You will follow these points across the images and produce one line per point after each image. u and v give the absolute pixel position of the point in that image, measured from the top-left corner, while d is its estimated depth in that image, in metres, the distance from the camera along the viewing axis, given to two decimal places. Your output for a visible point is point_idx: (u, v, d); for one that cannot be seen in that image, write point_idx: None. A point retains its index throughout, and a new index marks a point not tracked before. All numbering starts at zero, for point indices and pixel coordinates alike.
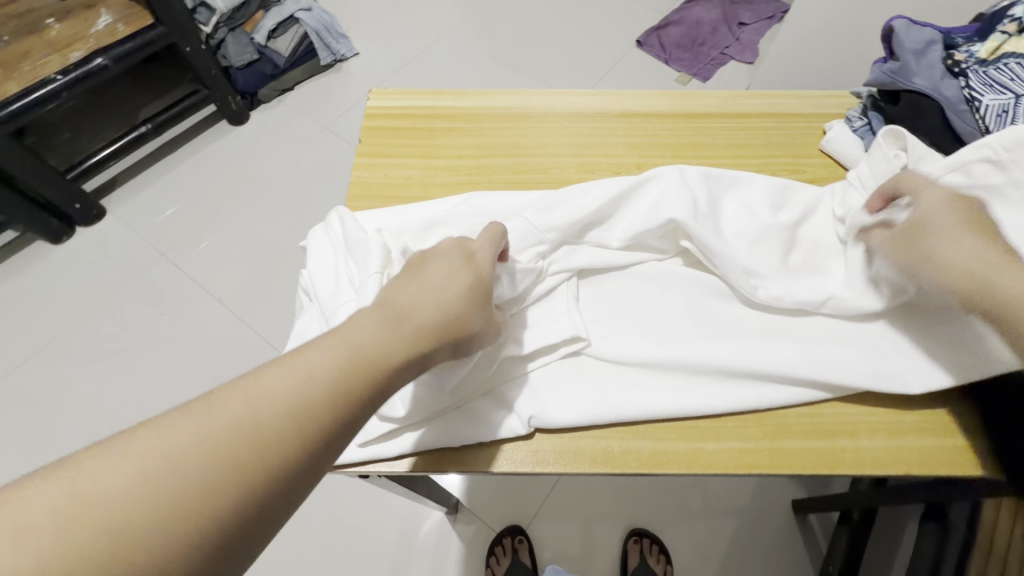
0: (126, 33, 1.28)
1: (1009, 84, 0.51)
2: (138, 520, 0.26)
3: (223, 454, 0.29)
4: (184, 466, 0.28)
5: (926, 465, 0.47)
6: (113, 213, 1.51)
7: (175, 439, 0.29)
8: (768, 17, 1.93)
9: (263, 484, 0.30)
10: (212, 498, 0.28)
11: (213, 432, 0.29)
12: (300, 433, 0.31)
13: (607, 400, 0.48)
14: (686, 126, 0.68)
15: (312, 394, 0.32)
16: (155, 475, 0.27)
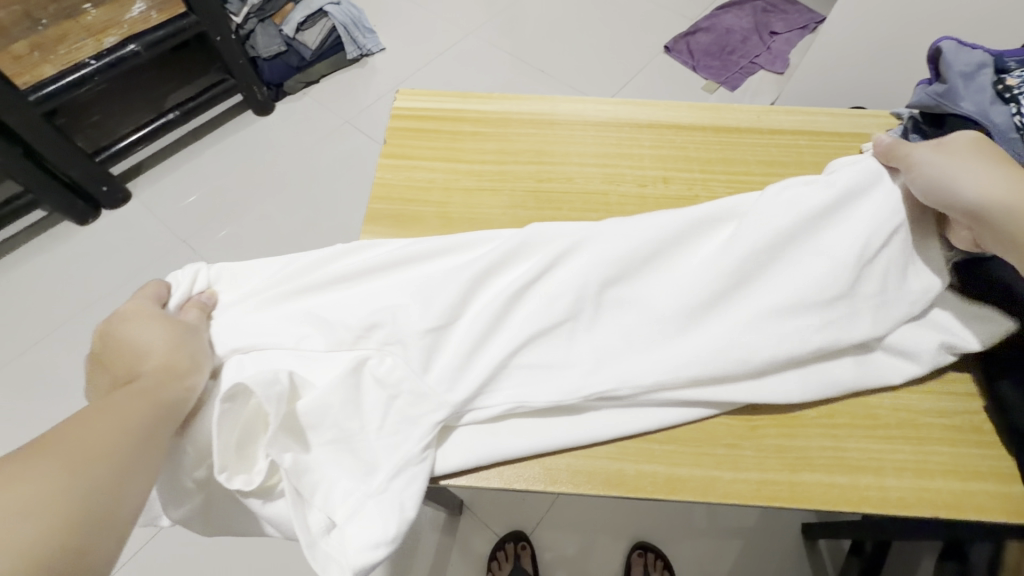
0: (159, 21, 1.29)
1: None
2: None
3: (57, 470, 0.33)
4: (20, 506, 0.31)
5: (955, 509, 0.44)
6: (137, 197, 1.53)
7: (9, 487, 0.31)
8: (800, 27, 1.89)
9: (95, 497, 0.33)
10: (40, 514, 0.31)
11: (45, 466, 0.33)
12: (121, 434, 0.37)
13: (607, 419, 0.48)
14: (715, 140, 0.66)
15: (125, 428, 0.38)
16: (2, 495, 0.31)
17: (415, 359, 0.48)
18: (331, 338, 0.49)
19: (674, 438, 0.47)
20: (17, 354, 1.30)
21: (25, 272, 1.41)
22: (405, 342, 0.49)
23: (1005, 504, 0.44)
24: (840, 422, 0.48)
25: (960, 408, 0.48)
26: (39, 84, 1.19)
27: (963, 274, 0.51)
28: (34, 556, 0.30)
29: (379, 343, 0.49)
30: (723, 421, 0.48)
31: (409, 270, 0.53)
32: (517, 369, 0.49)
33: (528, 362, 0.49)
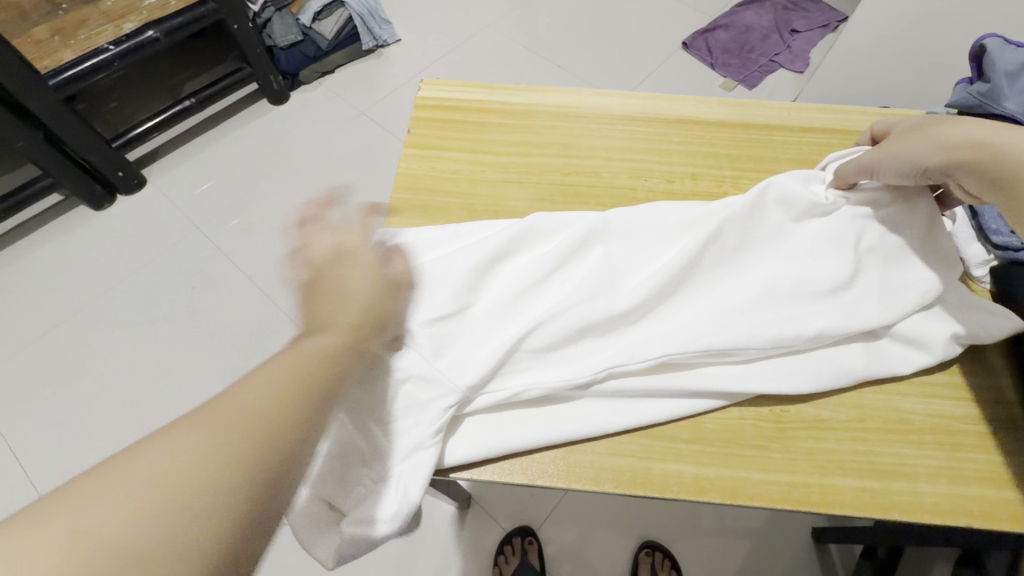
0: (178, 7, 1.29)
1: None
2: (158, 516, 0.25)
3: (210, 437, 0.28)
4: (192, 485, 0.26)
5: (989, 518, 0.43)
6: (152, 183, 1.53)
7: (179, 455, 0.27)
8: (821, 25, 1.86)
9: (262, 481, 0.28)
10: (204, 501, 0.26)
11: (216, 436, 0.28)
12: (289, 405, 0.31)
13: (625, 410, 0.47)
14: (745, 137, 0.65)
15: (288, 391, 0.31)
16: (159, 465, 0.27)
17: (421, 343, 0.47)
18: None
19: (702, 438, 0.47)
20: (34, 337, 1.31)
21: (42, 255, 1.42)
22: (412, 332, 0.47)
23: None
24: (871, 426, 0.47)
25: (994, 416, 0.48)
26: (58, 68, 1.18)
27: (999, 276, 0.51)
28: (194, 552, 0.25)
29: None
30: (750, 421, 0.47)
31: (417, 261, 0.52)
32: (528, 353, 0.47)
33: (546, 346, 0.47)
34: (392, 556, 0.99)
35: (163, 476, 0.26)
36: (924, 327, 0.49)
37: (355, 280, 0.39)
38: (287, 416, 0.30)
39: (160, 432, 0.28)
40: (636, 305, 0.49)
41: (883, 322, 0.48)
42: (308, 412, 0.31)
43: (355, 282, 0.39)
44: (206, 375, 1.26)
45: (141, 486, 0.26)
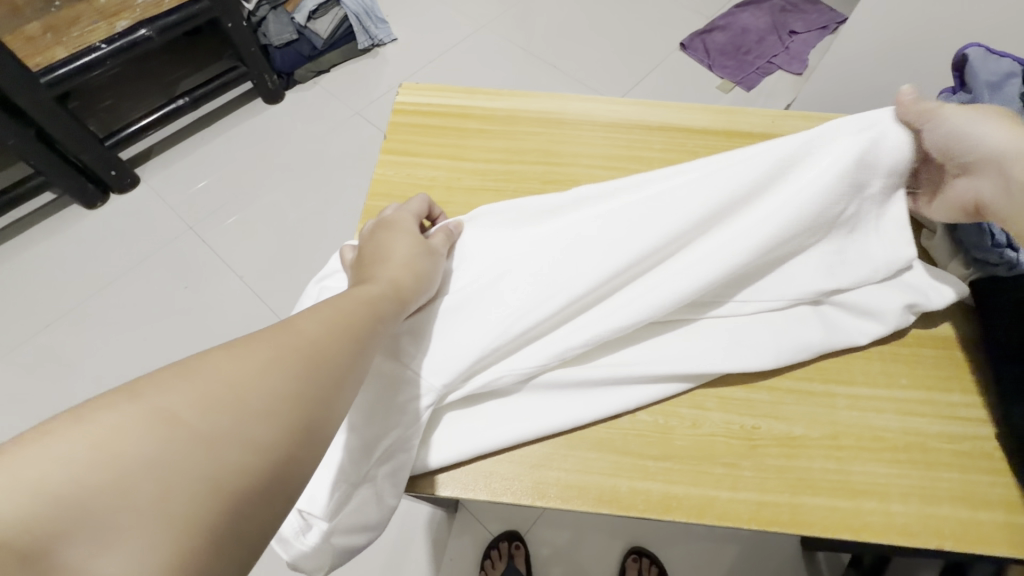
0: (171, 6, 1.28)
1: None
2: (226, 410, 0.27)
3: (267, 359, 0.31)
4: (255, 390, 0.29)
5: (961, 540, 0.43)
6: (146, 182, 1.53)
7: (239, 366, 0.29)
8: (820, 27, 1.85)
9: (316, 396, 0.31)
10: (265, 406, 0.29)
11: (276, 354, 0.31)
12: (341, 339, 0.35)
13: (587, 402, 0.47)
14: (728, 145, 0.64)
15: (337, 327, 0.36)
16: (226, 372, 0.29)
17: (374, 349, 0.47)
18: None
19: (671, 455, 0.46)
20: (25, 336, 1.30)
21: (34, 254, 1.41)
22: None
23: (1013, 537, 0.43)
24: (845, 444, 0.46)
25: (971, 434, 0.47)
26: (49, 67, 1.17)
27: (982, 289, 0.50)
28: (257, 449, 0.28)
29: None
30: (721, 438, 0.47)
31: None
32: (501, 351, 0.47)
33: (511, 347, 0.47)
34: (378, 560, 0.98)
35: (189, 398, 0.27)
36: (881, 304, 0.49)
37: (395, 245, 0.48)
38: (309, 360, 0.32)
39: (225, 346, 0.31)
40: (592, 287, 0.47)
41: (826, 290, 0.49)
42: (323, 356, 0.33)
43: (394, 247, 0.48)
44: None
45: (164, 408, 0.26)
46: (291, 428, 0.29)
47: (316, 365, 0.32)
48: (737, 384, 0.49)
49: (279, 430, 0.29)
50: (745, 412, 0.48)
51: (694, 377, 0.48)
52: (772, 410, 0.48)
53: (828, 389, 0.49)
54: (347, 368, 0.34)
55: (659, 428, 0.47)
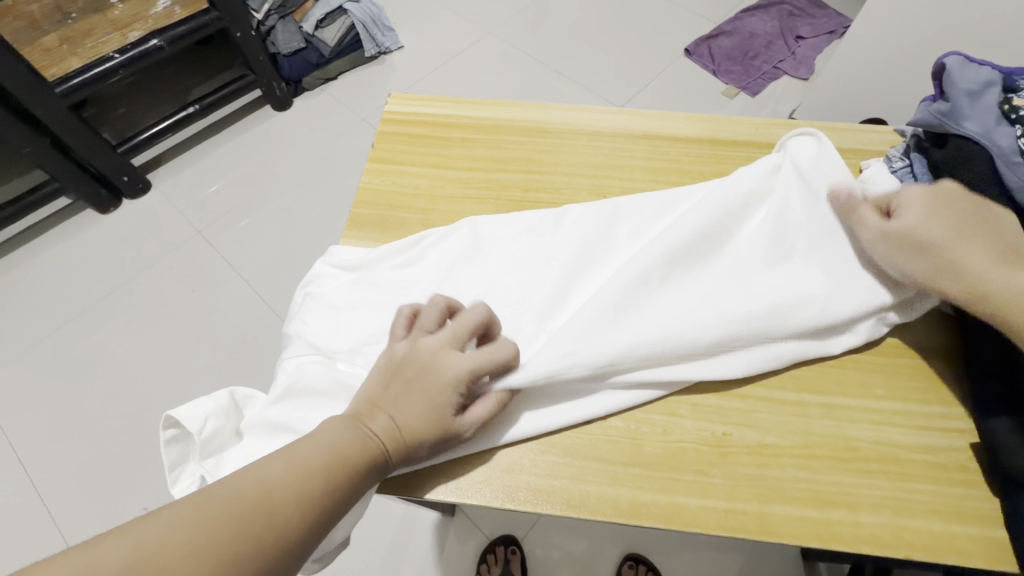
0: (182, 17, 1.32)
1: None
2: (189, 556, 0.32)
3: (239, 501, 0.34)
4: (218, 531, 0.33)
5: (933, 552, 0.42)
6: (157, 188, 1.57)
7: (210, 508, 0.33)
8: (828, 32, 1.84)
9: (282, 534, 0.35)
10: (225, 548, 0.32)
11: (247, 496, 0.35)
12: (318, 474, 0.37)
13: (568, 406, 0.48)
14: (711, 153, 0.64)
15: (318, 461, 0.38)
16: (195, 517, 0.33)
17: (361, 362, 0.49)
18: (290, 349, 0.51)
19: (641, 461, 0.46)
20: (39, 337, 1.34)
21: (50, 257, 1.46)
22: (353, 355, 0.50)
23: (986, 550, 0.42)
24: (816, 453, 0.46)
25: (946, 445, 0.46)
26: (65, 76, 1.22)
27: None
28: None
29: (335, 352, 0.50)
30: (692, 445, 0.47)
31: (369, 280, 0.55)
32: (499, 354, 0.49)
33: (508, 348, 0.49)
34: (376, 561, 1.00)
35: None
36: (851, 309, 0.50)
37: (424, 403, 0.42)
38: (279, 501, 0.35)
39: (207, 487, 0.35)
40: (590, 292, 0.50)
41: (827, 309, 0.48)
42: (276, 519, 0.35)
43: (420, 403, 0.42)
44: (201, 377, 1.28)
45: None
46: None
47: (265, 532, 0.34)
48: (710, 392, 0.49)
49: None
50: (717, 420, 0.48)
51: (673, 385, 0.49)
52: (744, 418, 0.48)
53: (802, 398, 0.49)
54: (301, 535, 0.36)
55: (631, 434, 0.47)
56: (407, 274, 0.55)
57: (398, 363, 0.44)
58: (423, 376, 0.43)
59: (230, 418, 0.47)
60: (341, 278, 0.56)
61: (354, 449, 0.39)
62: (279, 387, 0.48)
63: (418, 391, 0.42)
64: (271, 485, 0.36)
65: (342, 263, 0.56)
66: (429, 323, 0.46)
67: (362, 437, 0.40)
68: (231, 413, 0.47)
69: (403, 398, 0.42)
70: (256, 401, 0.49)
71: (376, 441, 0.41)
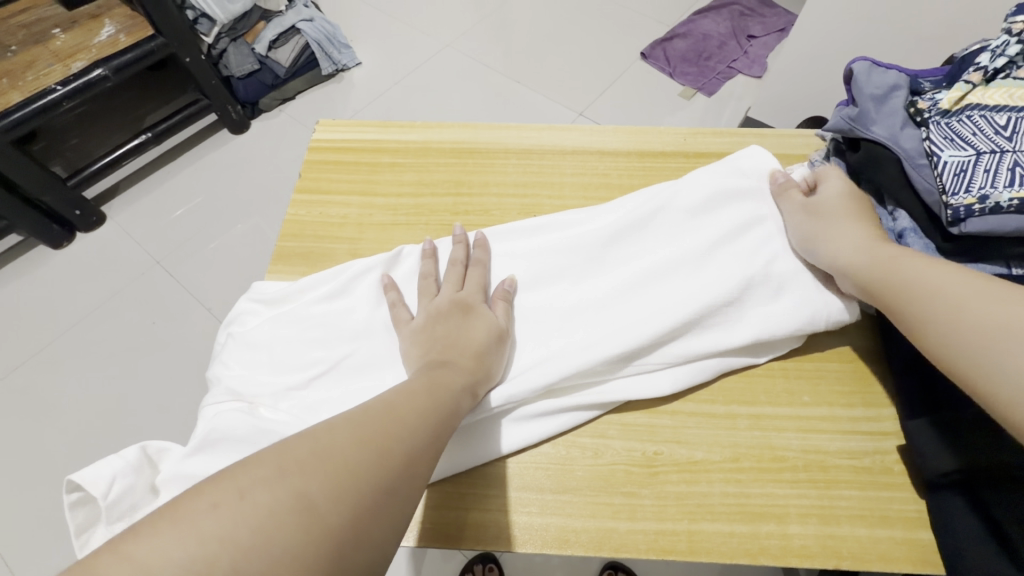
0: (127, 44, 1.29)
1: (971, 140, 0.46)
2: (339, 459, 0.31)
3: (364, 423, 0.34)
4: (358, 441, 0.33)
5: (859, 559, 0.42)
6: (112, 219, 1.52)
7: (343, 427, 0.33)
8: (779, 30, 1.87)
9: (415, 445, 0.35)
10: (366, 451, 0.33)
11: (374, 416, 0.35)
12: (425, 400, 0.39)
13: (518, 429, 0.47)
14: (639, 166, 0.64)
15: (423, 391, 0.39)
16: (332, 432, 0.33)
17: (283, 406, 0.48)
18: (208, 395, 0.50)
19: (570, 487, 0.46)
20: None
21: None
22: (276, 399, 0.48)
23: (909, 552, 0.42)
24: (745, 466, 0.46)
25: (871, 449, 0.47)
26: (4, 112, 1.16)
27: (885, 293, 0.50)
28: (362, 481, 0.31)
29: (255, 398, 0.48)
30: (622, 466, 0.46)
31: (290, 317, 0.53)
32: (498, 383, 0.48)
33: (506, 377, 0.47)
34: None
35: (307, 482, 0.30)
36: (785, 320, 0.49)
37: (464, 327, 0.47)
38: (395, 418, 0.36)
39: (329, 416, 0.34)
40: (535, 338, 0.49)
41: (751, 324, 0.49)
42: (407, 431, 0.36)
43: (456, 333, 0.47)
44: (163, 412, 1.23)
45: (286, 486, 0.29)
46: (376, 497, 0.31)
47: (401, 439, 0.35)
48: (640, 410, 0.49)
49: (367, 495, 0.31)
50: (646, 438, 0.48)
51: (604, 405, 0.49)
52: (673, 435, 0.48)
53: (731, 411, 0.49)
54: (426, 449, 0.36)
55: (560, 460, 0.47)
56: (335, 306, 0.54)
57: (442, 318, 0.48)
58: (465, 319, 0.48)
59: (143, 473, 0.45)
60: (261, 318, 0.54)
61: (447, 376, 0.42)
62: (196, 437, 0.46)
63: (463, 321, 0.48)
64: (394, 407, 0.37)
65: (264, 297, 0.55)
66: (430, 287, 0.52)
67: (444, 367, 0.43)
68: (144, 468, 0.45)
69: (453, 334, 0.47)
70: (171, 454, 0.47)
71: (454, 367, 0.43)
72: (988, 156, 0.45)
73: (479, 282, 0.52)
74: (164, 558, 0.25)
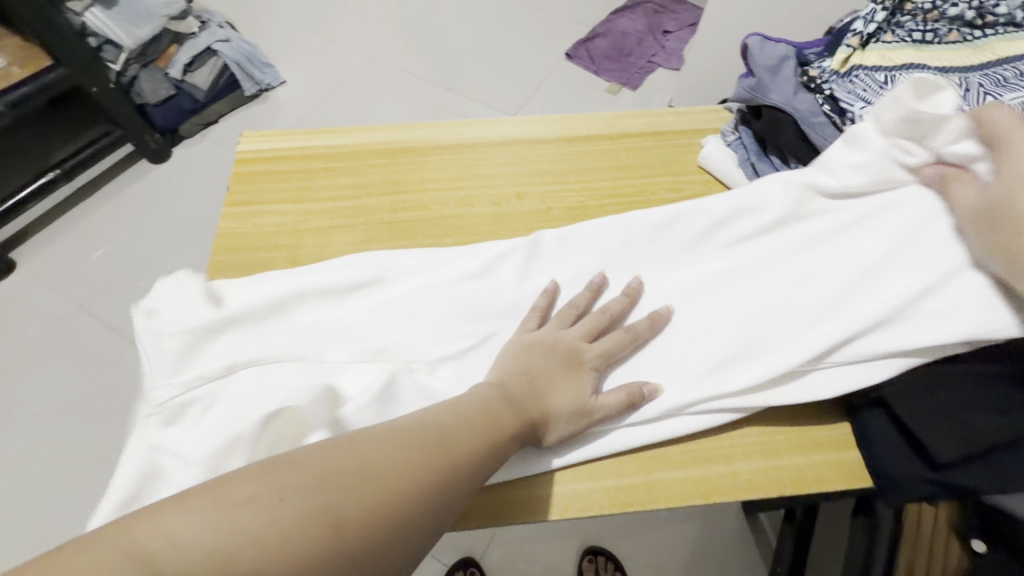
0: (21, 77, 1.21)
1: (863, 94, 0.54)
2: (378, 482, 0.33)
3: (413, 451, 0.36)
4: (400, 463, 0.35)
5: (799, 484, 0.46)
6: (23, 266, 1.41)
7: (390, 447, 0.35)
8: (691, 24, 1.99)
9: (459, 474, 0.37)
10: (407, 476, 0.34)
11: (427, 439, 0.37)
12: (479, 429, 0.40)
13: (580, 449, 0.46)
14: (568, 151, 0.67)
15: (480, 419, 0.40)
16: (379, 452, 0.35)
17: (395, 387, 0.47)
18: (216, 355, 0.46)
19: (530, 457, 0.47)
20: None
21: None
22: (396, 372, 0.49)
23: (842, 471, 0.47)
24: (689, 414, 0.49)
25: None
26: None
27: None
28: (393, 506, 0.33)
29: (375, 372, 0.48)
30: None
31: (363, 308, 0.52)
32: None
33: None
34: None
35: (343, 495, 0.32)
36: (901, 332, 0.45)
37: (557, 362, 0.47)
38: (445, 446, 0.37)
39: (383, 432, 0.36)
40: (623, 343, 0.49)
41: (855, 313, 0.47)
42: (455, 462, 0.37)
43: (548, 366, 0.47)
44: (104, 464, 1.15)
45: (325, 495, 0.31)
46: (403, 524, 0.33)
47: (445, 469, 0.36)
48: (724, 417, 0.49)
49: (394, 522, 0.33)
50: None
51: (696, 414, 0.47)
52: None
53: None
54: (465, 479, 0.37)
55: None
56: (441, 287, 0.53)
57: (525, 349, 0.48)
58: (561, 360, 0.47)
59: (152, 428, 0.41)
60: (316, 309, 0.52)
61: (507, 415, 0.42)
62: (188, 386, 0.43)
63: (558, 359, 0.47)
64: (448, 429, 0.38)
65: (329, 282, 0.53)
66: (530, 319, 0.51)
67: (510, 401, 0.43)
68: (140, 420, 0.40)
69: (547, 371, 0.46)
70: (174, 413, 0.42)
71: (526, 406, 0.43)
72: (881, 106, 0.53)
73: (580, 303, 0.51)
74: (192, 538, 0.28)
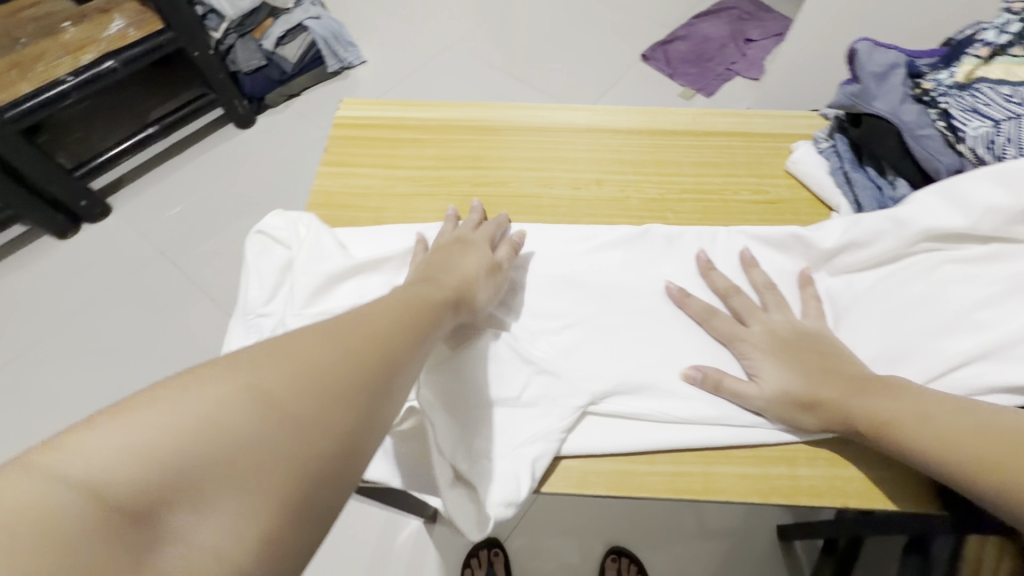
0: (136, 38, 1.31)
1: (987, 110, 0.51)
2: (308, 374, 0.31)
3: (336, 341, 0.34)
4: (326, 352, 0.32)
5: (865, 498, 0.45)
6: (117, 211, 1.53)
7: (309, 341, 0.33)
8: (777, 34, 1.92)
9: (394, 357, 0.35)
10: (338, 365, 0.32)
11: (350, 330, 0.35)
12: (405, 319, 0.38)
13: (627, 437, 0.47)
14: (649, 143, 0.67)
15: (403, 314, 0.39)
16: (298, 344, 0.32)
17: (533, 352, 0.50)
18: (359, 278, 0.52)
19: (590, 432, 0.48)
20: None
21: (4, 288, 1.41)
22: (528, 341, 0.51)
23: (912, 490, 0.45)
24: None
25: None
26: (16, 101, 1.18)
27: None
28: (330, 390, 0.31)
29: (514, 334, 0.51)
30: None
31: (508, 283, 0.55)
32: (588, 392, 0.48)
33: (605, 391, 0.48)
34: None
35: (269, 389, 0.29)
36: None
37: (456, 258, 0.50)
38: (371, 334, 0.36)
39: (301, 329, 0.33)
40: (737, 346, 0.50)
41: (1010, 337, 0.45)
42: (390, 350, 0.36)
43: (457, 260, 0.49)
44: None
45: (249, 396, 0.28)
46: (348, 410, 0.31)
47: (378, 352, 0.35)
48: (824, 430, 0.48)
49: (338, 410, 0.31)
50: None
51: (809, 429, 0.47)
52: None
53: None
54: (399, 361, 0.36)
55: None
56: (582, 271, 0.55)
57: (432, 253, 0.51)
58: (455, 253, 0.50)
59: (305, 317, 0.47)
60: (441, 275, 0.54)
61: (429, 292, 0.43)
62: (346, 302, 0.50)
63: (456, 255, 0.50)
64: (368, 322, 0.36)
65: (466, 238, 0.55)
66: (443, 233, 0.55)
67: (432, 283, 0.45)
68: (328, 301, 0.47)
69: (455, 264, 0.49)
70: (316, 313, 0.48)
71: (447, 284, 0.46)
72: (1007, 123, 0.50)
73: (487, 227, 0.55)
74: (99, 458, 0.24)
